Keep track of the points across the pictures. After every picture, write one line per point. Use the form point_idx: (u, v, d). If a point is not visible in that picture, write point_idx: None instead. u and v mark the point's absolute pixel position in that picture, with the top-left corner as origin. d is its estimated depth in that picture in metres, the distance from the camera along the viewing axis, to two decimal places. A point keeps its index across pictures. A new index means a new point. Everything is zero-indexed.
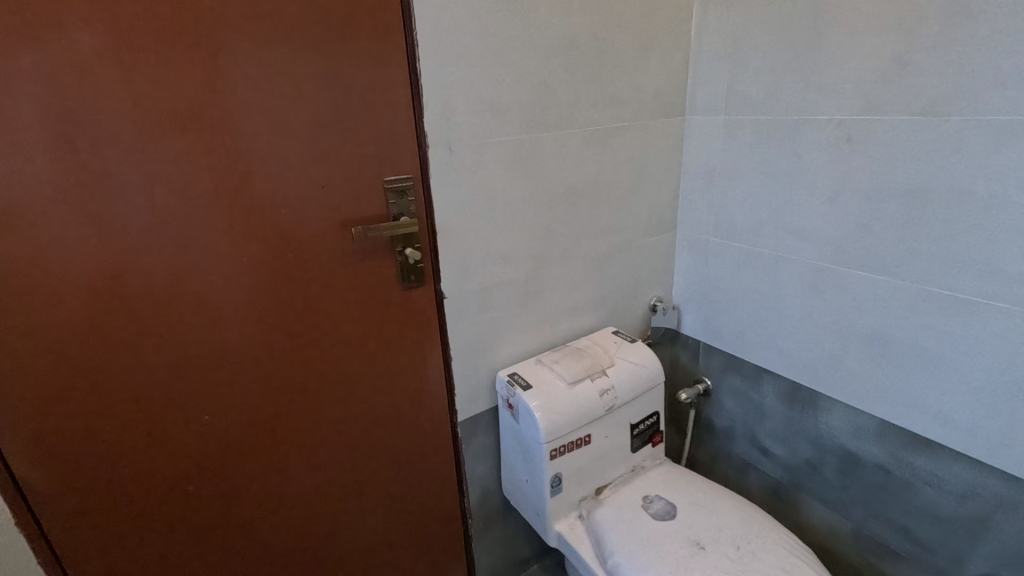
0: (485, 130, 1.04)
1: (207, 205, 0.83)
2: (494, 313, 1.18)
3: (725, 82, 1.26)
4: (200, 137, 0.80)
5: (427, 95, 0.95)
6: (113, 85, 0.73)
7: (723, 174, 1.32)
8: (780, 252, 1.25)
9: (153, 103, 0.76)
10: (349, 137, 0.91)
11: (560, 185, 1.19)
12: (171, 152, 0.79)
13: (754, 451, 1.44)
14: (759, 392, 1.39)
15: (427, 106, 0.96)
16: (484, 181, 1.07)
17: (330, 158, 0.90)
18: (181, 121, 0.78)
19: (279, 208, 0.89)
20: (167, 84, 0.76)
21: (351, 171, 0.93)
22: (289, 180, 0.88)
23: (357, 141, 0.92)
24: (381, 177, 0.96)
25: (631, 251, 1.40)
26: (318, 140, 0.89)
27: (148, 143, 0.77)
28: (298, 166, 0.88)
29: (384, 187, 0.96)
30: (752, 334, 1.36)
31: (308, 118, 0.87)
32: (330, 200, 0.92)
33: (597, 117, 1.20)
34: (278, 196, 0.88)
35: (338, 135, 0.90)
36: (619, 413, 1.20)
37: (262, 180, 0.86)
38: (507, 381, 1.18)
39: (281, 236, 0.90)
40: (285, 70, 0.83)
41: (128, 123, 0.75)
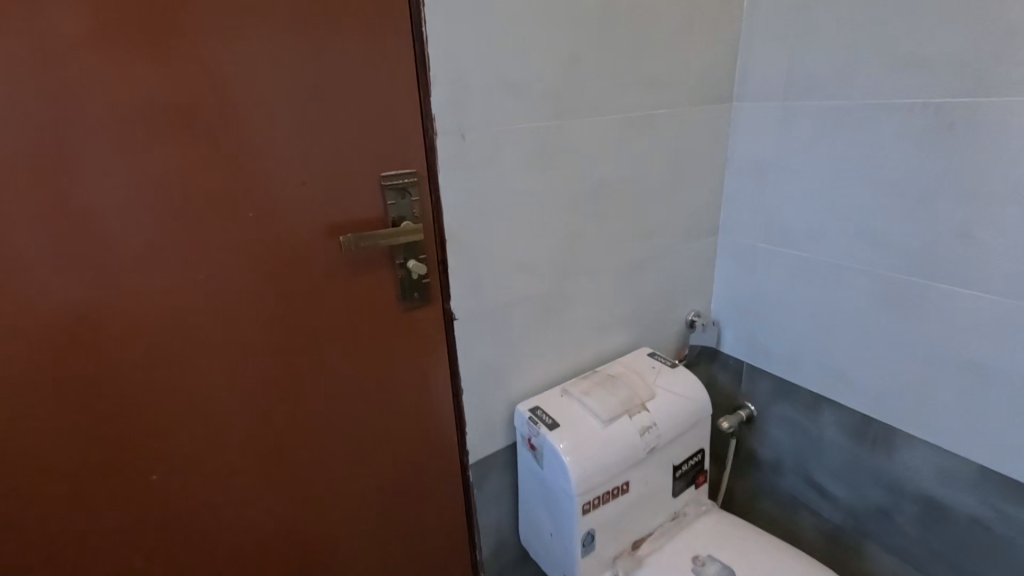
0: (505, 114, 0.84)
1: (157, 211, 0.65)
2: (512, 337, 0.99)
3: (783, 61, 1.06)
4: (143, 123, 0.62)
5: (436, 71, 0.76)
6: (15, 52, 0.55)
7: (779, 171, 1.13)
8: (850, 262, 1.05)
9: (72, 77, 0.57)
10: (339, 123, 0.72)
11: (592, 182, 0.99)
12: (99, 142, 0.60)
13: (808, 489, 1.25)
14: (817, 423, 1.19)
15: (436, 85, 0.76)
16: (503, 177, 0.87)
17: (314, 150, 0.71)
18: (117, 103, 0.60)
19: (251, 214, 0.70)
20: (90, 52, 0.58)
21: (342, 167, 0.73)
22: (262, 177, 0.69)
23: (349, 129, 0.73)
24: (379, 173, 0.76)
25: (669, 260, 1.20)
26: (298, 127, 0.69)
27: (67, 129, 0.58)
28: (273, 159, 0.69)
29: (381, 185, 0.77)
30: (810, 357, 1.17)
31: (284, 99, 0.68)
32: (314, 202, 0.73)
33: (636, 100, 1.00)
34: (243, 198, 0.69)
35: (325, 121, 0.71)
36: (661, 456, 1.01)
37: (227, 179, 0.67)
38: (529, 417, 0.98)
39: (252, 247, 0.71)
40: (248, 34, 0.64)
41: (40, 103, 0.57)
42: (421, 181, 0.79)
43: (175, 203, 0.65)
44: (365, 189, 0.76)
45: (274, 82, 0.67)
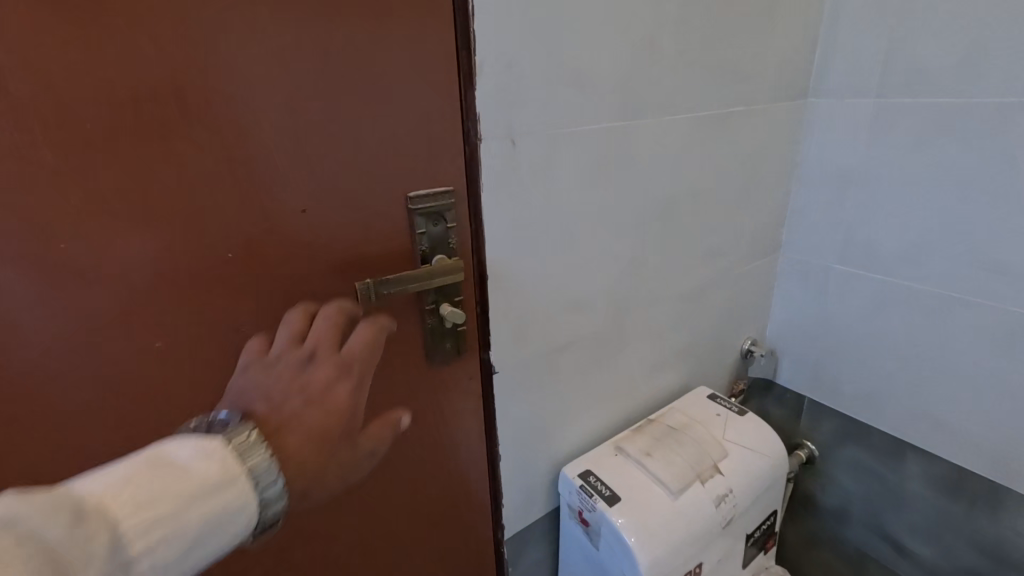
0: (565, 114, 0.65)
1: (91, 269, 0.43)
2: (559, 386, 0.81)
3: (880, 50, 0.88)
4: (62, 135, 0.39)
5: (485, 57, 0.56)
6: None
7: (863, 181, 0.96)
8: (956, 293, 0.88)
9: None
10: (356, 129, 0.51)
11: (656, 197, 0.81)
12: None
13: (881, 543, 1.10)
14: (898, 472, 1.03)
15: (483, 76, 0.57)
16: (559, 194, 0.69)
17: (323, 168, 0.50)
18: (14, 106, 0.37)
19: (233, 261, 0.49)
20: None
21: (359, 189, 0.53)
22: (248, 209, 0.48)
23: (371, 137, 0.52)
24: (405, 194, 0.56)
25: (730, 284, 1.02)
26: (301, 136, 0.49)
27: None
28: (264, 182, 0.48)
29: (408, 209, 0.57)
30: (892, 396, 1.01)
31: (280, 96, 0.47)
32: (319, 239, 0.52)
33: (709, 96, 0.82)
34: (220, 235, 0.48)
35: (337, 127, 0.50)
36: (737, 526, 0.84)
37: (198, 214, 0.46)
38: (581, 486, 0.80)
39: (233, 306, 0.50)
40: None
41: None
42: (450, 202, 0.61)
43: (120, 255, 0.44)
44: (389, 217, 0.56)
45: (266, 71, 0.45)
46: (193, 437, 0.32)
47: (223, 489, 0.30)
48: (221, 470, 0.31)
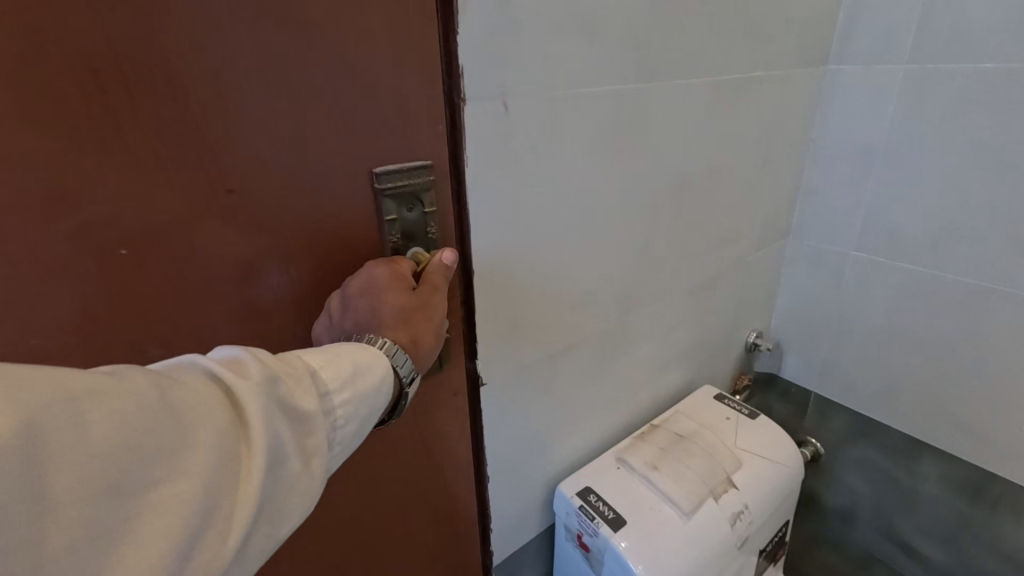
0: (571, 72, 0.53)
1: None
2: (557, 394, 0.70)
3: (916, 8, 0.77)
4: None
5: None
6: None
7: (890, 158, 0.86)
8: (992, 283, 0.80)
9: None
10: (308, 91, 0.38)
11: (669, 176, 0.70)
12: None
13: (889, 544, 1.05)
14: (912, 472, 0.97)
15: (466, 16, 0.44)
16: (560, 171, 0.57)
17: (264, 143, 0.37)
18: None
19: (140, 276, 0.35)
20: None
21: (315, 169, 0.40)
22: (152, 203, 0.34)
23: (325, 99, 0.39)
24: (370, 168, 0.43)
25: (740, 273, 0.93)
26: (229, 97, 0.35)
27: None
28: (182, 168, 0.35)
29: (375, 190, 0.44)
30: (911, 394, 0.93)
31: (190, 36, 0.32)
32: (254, 231, 0.39)
33: (730, 60, 0.71)
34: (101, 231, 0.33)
35: (282, 85, 0.36)
36: (752, 543, 0.76)
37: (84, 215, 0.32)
38: (581, 507, 0.71)
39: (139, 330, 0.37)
40: None
41: None
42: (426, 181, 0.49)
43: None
44: (354, 209, 0.43)
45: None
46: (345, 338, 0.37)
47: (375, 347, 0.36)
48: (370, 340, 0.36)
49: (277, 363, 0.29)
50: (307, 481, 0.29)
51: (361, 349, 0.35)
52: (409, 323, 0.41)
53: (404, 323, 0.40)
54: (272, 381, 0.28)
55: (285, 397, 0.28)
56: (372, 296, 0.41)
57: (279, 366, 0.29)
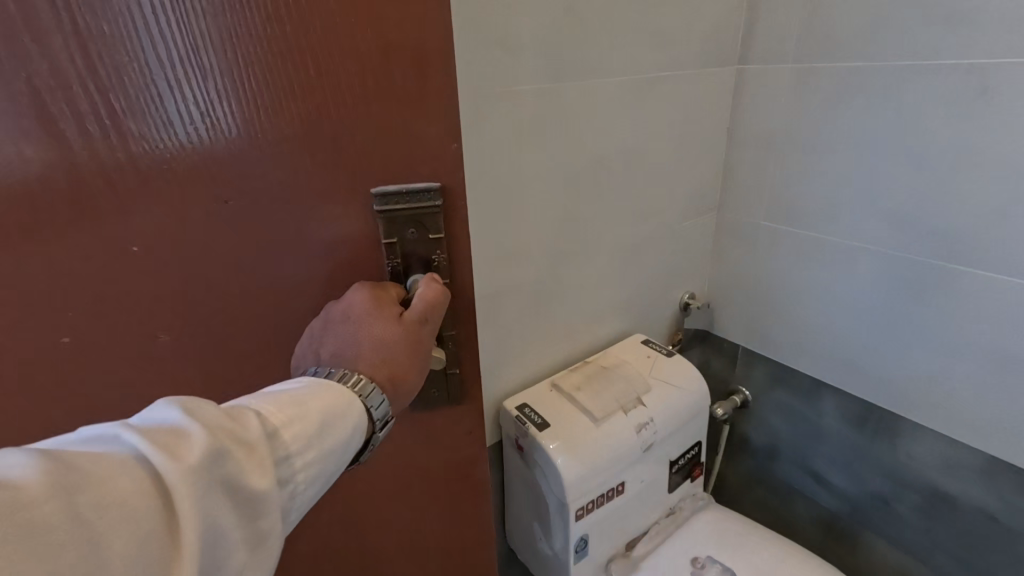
0: (492, 73, 0.73)
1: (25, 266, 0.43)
2: (498, 328, 0.89)
3: (799, 15, 0.94)
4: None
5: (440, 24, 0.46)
6: None
7: (787, 139, 1.01)
8: (866, 242, 0.95)
9: None
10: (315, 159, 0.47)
11: (587, 155, 0.89)
12: None
13: (806, 478, 1.20)
14: (817, 410, 1.13)
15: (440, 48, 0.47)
16: (486, 149, 0.76)
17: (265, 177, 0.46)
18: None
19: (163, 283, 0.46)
20: None
21: (304, 189, 0.47)
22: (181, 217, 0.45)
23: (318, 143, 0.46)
24: (370, 191, 0.49)
25: (666, 239, 1.10)
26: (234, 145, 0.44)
27: None
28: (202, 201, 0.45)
29: (377, 213, 0.50)
30: (812, 342, 1.09)
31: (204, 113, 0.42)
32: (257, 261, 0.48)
33: (636, 62, 0.88)
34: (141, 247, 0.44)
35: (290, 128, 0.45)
36: (658, 451, 0.95)
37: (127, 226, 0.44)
38: (516, 417, 0.90)
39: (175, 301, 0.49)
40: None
41: None
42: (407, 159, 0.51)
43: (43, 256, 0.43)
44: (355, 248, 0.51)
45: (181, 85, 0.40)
46: (311, 384, 0.43)
47: (333, 399, 0.42)
48: (329, 395, 0.42)
49: (225, 433, 0.34)
50: (257, 556, 0.35)
51: (327, 390, 0.43)
52: (388, 365, 0.47)
53: (383, 360, 0.47)
54: (218, 461, 0.32)
55: (232, 471, 0.33)
56: (361, 326, 0.48)
57: (227, 439, 0.34)
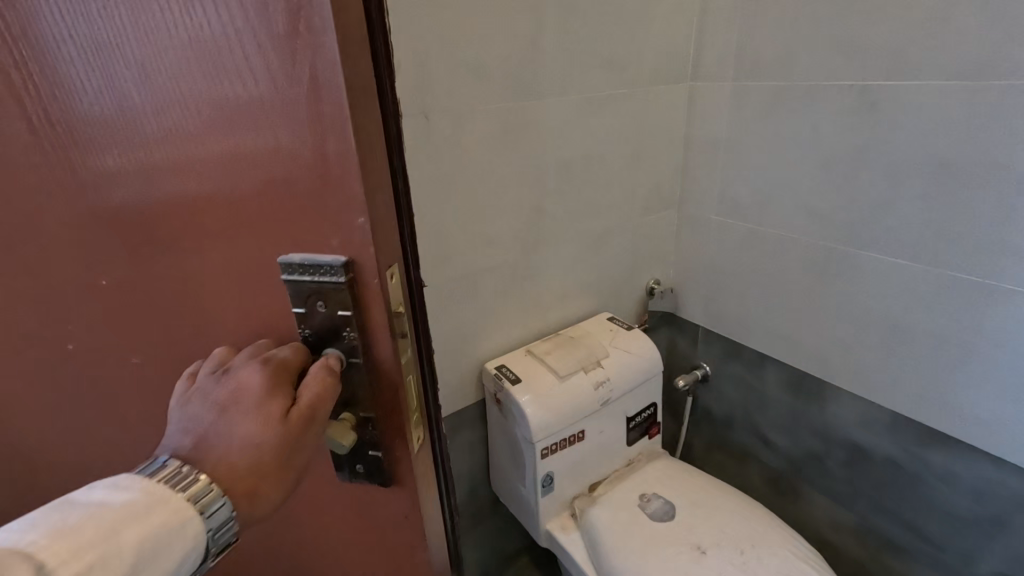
0: (469, 96, 0.92)
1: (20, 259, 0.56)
2: (479, 302, 1.08)
3: (732, 43, 1.11)
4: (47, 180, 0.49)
5: (352, 66, 0.38)
6: None
7: (728, 145, 1.19)
8: (792, 233, 1.12)
9: None
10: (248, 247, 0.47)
11: (553, 159, 1.07)
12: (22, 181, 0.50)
13: (755, 441, 1.37)
14: (761, 379, 1.30)
15: (346, 97, 0.38)
16: (466, 155, 0.95)
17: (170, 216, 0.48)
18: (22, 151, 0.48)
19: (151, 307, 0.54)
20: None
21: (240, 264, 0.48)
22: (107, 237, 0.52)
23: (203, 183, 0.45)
24: (280, 255, 0.46)
25: (629, 232, 1.28)
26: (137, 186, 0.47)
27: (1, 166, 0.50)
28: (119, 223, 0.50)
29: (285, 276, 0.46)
30: (756, 320, 1.26)
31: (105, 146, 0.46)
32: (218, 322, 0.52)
33: (593, 82, 1.07)
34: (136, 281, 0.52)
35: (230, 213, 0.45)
36: (614, 406, 1.13)
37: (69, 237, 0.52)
38: (494, 374, 1.09)
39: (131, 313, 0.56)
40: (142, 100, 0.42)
41: None
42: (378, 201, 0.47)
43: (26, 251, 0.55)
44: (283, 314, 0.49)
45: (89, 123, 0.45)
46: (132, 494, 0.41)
47: (150, 511, 0.40)
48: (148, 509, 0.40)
49: None
50: None
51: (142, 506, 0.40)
52: (255, 466, 0.44)
53: (251, 459, 0.44)
54: None
55: None
56: (235, 412, 0.44)
57: None
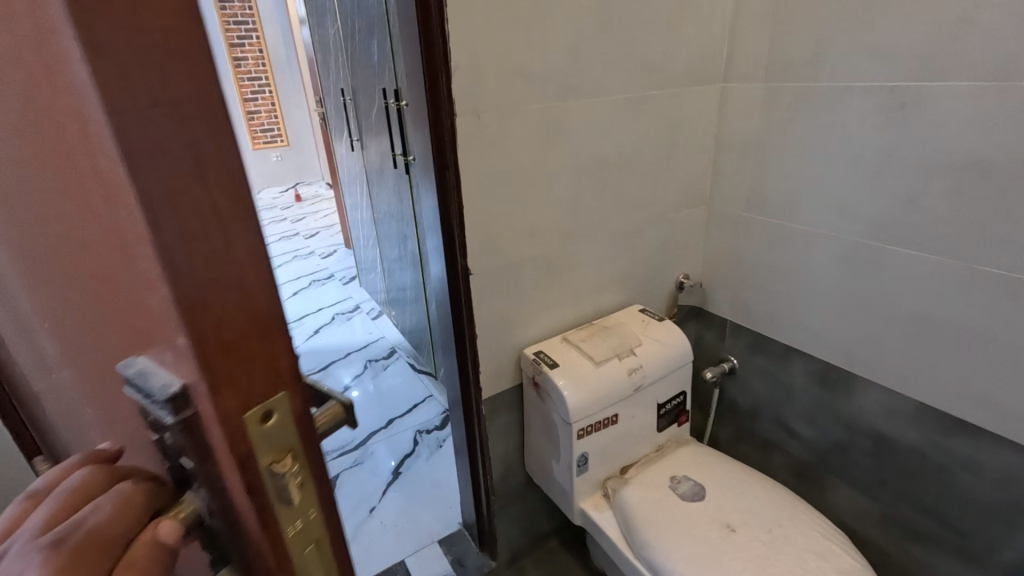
0: (515, 97, 0.98)
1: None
2: (518, 291, 1.15)
3: (766, 45, 1.15)
4: None
5: (144, 26, 0.20)
6: None
7: (758, 144, 1.23)
8: (821, 228, 1.16)
9: None
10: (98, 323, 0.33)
11: (590, 156, 1.13)
12: None
13: (781, 432, 1.40)
14: (788, 371, 1.34)
15: (136, 92, 0.20)
16: (510, 152, 1.02)
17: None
18: None
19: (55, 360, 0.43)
20: None
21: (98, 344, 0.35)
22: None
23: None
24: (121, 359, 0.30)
25: (660, 227, 1.33)
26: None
27: None
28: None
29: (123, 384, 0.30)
30: (783, 313, 1.30)
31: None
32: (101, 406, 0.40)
33: (629, 84, 1.12)
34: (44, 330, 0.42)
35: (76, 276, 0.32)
36: (646, 393, 1.18)
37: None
38: (532, 359, 1.15)
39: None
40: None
41: None
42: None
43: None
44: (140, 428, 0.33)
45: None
46: None
47: None
48: None
49: None
50: None
51: None
52: None
53: None
54: None
55: None
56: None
57: None
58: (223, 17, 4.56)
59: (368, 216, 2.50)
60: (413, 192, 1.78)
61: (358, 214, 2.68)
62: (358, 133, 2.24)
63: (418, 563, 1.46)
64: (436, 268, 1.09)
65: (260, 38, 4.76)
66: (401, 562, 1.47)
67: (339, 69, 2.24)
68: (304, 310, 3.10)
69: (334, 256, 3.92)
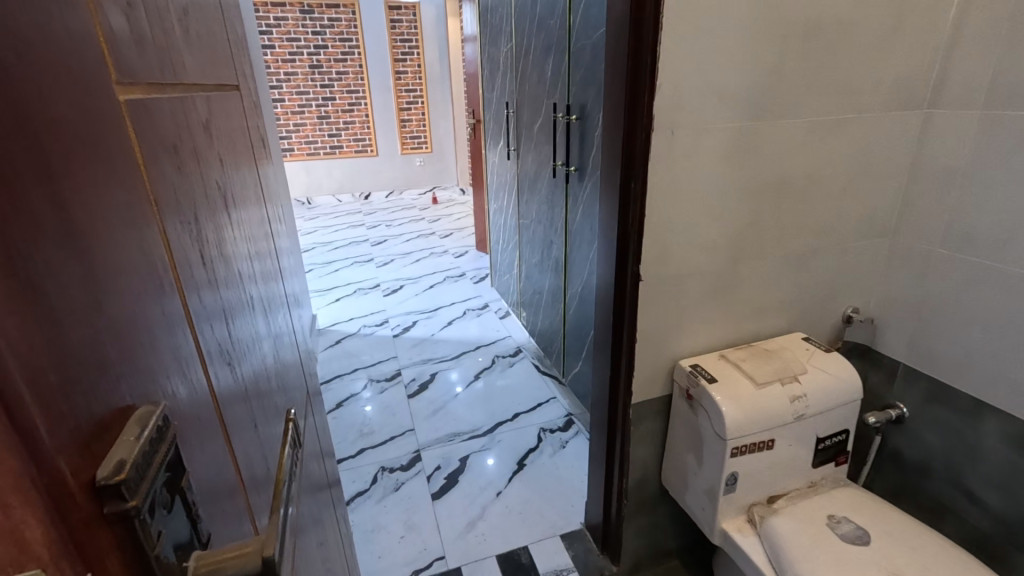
0: (709, 115, 1.02)
1: (234, 252, 0.52)
2: (682, 303, 1.17)
3: (989, 69, 1.06)
4: (198, 221, 0.43)
5: None
6: (191, 119, 0.45)
7: (964, 177, 1.14)
8: None
9: (193, 154, 0.44)
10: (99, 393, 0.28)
11: (773, 176, 1.13)
12: (213, 224, 0.46)
13: (957, 495, 1.26)
14: (975, 429, 1.19)
15: None
16: (697, 167, 1.05)
17: (142, 226, 0.33)
18: (192, 189, 0.43)
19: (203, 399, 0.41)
20: (178, 126, 0.42)
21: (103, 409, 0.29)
22: (191, 239, 0.41)
23: (94, 190, 0.28)
24: (127, 405, 0.28)
25: (835, 255, 1.28)
26: (145, 174, 0.34)
27: (210, 203, 0.47)
28: (179, 224, 0.39)
29: (134, 419, 0.28)
30: (975, 363, 1.18)
31: (144, 133, 0.35)
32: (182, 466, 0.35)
33: (824, 107, 1.10)
34: (209, 369, 0.40)
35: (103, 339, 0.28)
36: (806, 423, 1.14)
37: (205, 226, 0.44)
38: (689, 371, 1.17)
39: (219, 368, 0.42)
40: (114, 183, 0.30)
41: (202, 166, 0.47)
42: (131, 448, 0.27)
43: (227, 234, 0.51)
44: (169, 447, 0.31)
45: (148, 107, 0.36)
46: None
47: None
48: None
49: None
50: None
51: None
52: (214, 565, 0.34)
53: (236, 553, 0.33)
54: None
55: None
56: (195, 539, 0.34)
57: None
58: (394, 36, 5.11)
59: (513, 222, 2.65)
60: (570, 199, 1.87)
61: (502, 218, 2.86)
62: (516, 143, 2.40)
63: (540, 552, 1.53)
64: (606, 271, 1.16)
65: (421, 54, 5.25)
66: (525, 547, 1.55)
67: (506, 84, 2.42)
68: (439, 303, 3.35)
69: (468, 255, 4.19)
